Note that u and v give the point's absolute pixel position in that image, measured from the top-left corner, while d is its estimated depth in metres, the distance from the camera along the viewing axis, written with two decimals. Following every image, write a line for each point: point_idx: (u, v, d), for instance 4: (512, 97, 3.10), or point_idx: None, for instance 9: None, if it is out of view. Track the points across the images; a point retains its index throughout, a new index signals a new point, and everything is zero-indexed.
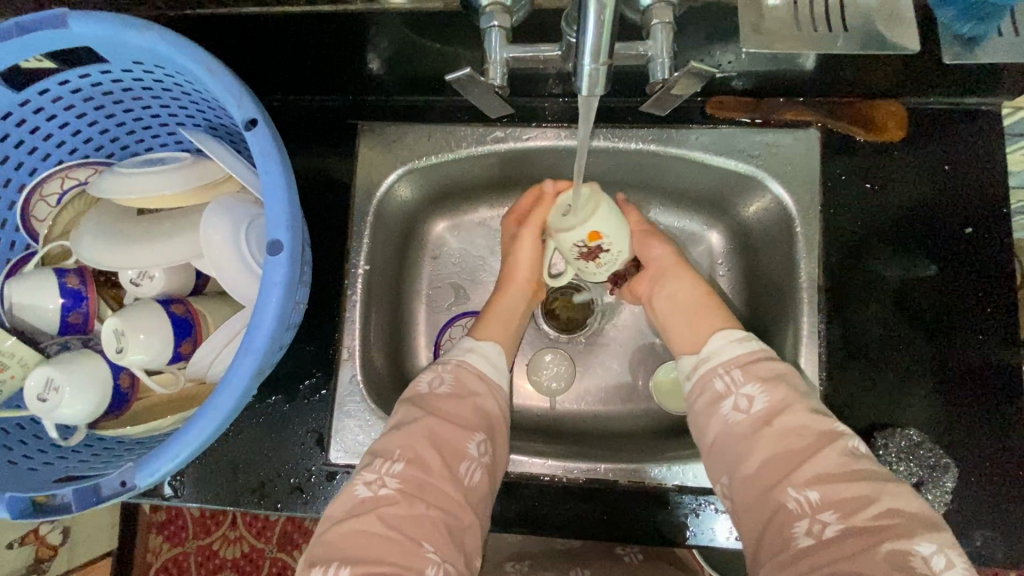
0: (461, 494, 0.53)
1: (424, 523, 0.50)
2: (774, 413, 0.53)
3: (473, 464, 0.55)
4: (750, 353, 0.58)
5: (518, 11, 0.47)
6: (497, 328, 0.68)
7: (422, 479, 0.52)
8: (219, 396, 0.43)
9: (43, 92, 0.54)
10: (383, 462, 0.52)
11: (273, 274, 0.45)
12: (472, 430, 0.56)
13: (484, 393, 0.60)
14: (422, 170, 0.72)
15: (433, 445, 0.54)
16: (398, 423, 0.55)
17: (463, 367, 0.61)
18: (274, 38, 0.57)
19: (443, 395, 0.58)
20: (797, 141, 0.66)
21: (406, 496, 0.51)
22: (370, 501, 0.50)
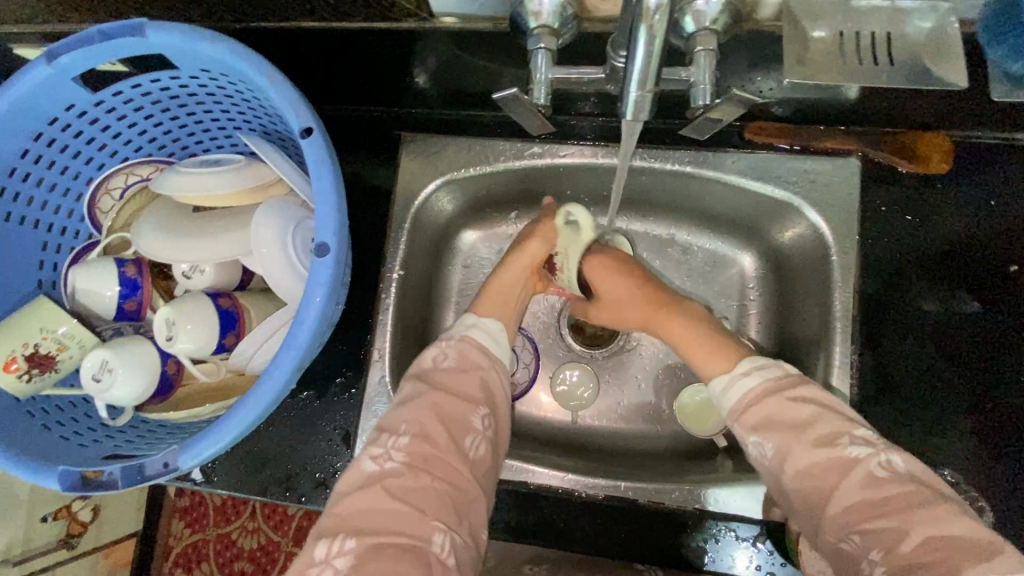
0: (469, 469, 0.53)
1: (428, 496, 0.50)
2: (783, 455, 0.51)
3: (478, 438, 0.56)
4: (753, 390, 0.55)
5: (564, 33, 0.49)
6: (497, 301, 0.68)
7: (429, 453, 0.52)
8: (262, 388, 0.45)
9: (116, 93, 0.58)
10: (389, 437, 0.53)
11: (319, 275, 0.47)
12: (475, 404, 0.57)
13: (486, 365, 0.61)
14: (460, 181, 0.74)
15: (440, 417, 0.55)
16: (405, 399, 0.57)
17: (467, 344, 0.62)
18: (330, 51, 0.60)
19: (448, 369, 0.59)
20: (837, 169, 0.66)
21: (412, 470, 0.51)
22: (374, 476, 0.50)
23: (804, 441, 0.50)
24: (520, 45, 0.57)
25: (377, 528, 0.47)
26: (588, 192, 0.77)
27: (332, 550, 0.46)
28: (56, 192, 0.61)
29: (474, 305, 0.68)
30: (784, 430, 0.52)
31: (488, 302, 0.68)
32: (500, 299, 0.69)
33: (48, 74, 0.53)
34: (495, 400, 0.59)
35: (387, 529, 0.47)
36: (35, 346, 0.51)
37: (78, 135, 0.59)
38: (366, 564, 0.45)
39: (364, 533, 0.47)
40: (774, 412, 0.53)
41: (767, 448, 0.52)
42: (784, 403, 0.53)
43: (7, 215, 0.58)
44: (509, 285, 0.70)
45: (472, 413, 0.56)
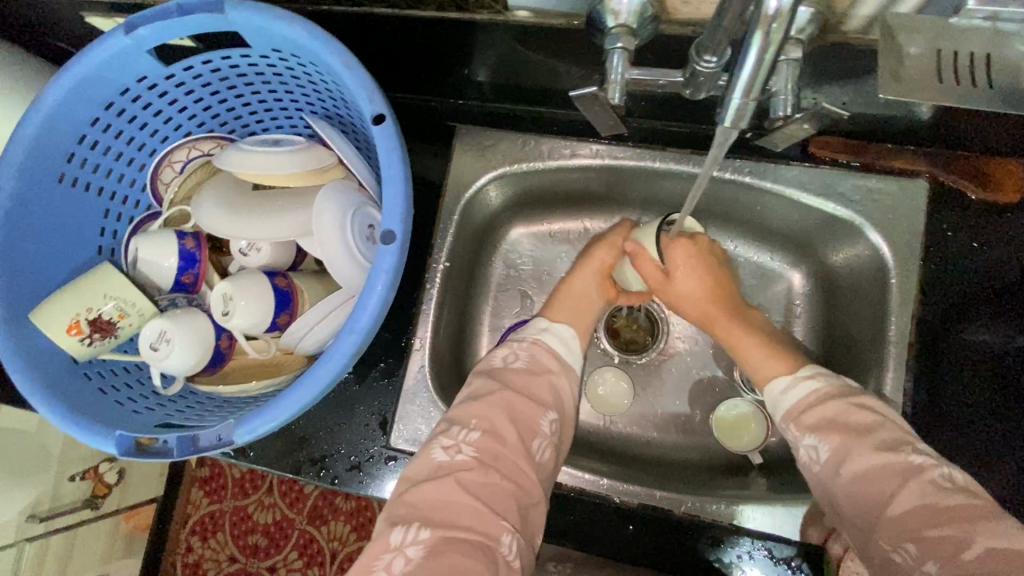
0: (533, 467, 0.52)
1: (496, 495, 0.49)
2: (842, 458, 0.49)
3: (544, 443, 0.54)
4: (810, 395, 0.54)
5: (641, 34, 0.49)
6: (572, 309, 0.66)
7: (497, 450, 0.51)
8: (320, 368, 0.46)
9: (187, 68, 0.59)
10: (460, 430, 0.52)
11: (383, 262, 0.47)
12: (543, 409, 0.55)
13: (557, 371, 0.59)
14: (512, 176, 0.73)
15: (511, 416, 0.53)
16: (475, 394, 0.55)
17: (539, 346, 0.60)
18: (399, 37, 0.61)
19: (519, 370, 0.58)
20: (904, 189, 0.64)
21: (481, 462, 0.50)
22: (445, 467, 0.50)
23: (866, 444, 0.48)
24: (589, 44, 0.56)
25: (448, 519, 0.46)
26: (637, 195, 0.76)
27: (407, 539, 0.45)
28: (121, 161, 0.62)
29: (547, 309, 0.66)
30: (845, 432, 0.50)
31: (561, 308, 0.66)
32: (575, 308, 0.66)
33: (126, 45, 0.53)
34: (566, 406, 0.58)
35: (456, 522, 0.46)
36: (98, 312, 0.52)
37: (146, 107, 0.60)
38: (437, 557, 0.44)
39: (437, 525, 0.46)
40: (837, 415, 0.51)
41: (822, 449, 0.50)
42: (850, 410, 0.51)
43: (74, 180, 0.59)
44: (585, 296, 0.67)
45: (540, 415, 0.55)
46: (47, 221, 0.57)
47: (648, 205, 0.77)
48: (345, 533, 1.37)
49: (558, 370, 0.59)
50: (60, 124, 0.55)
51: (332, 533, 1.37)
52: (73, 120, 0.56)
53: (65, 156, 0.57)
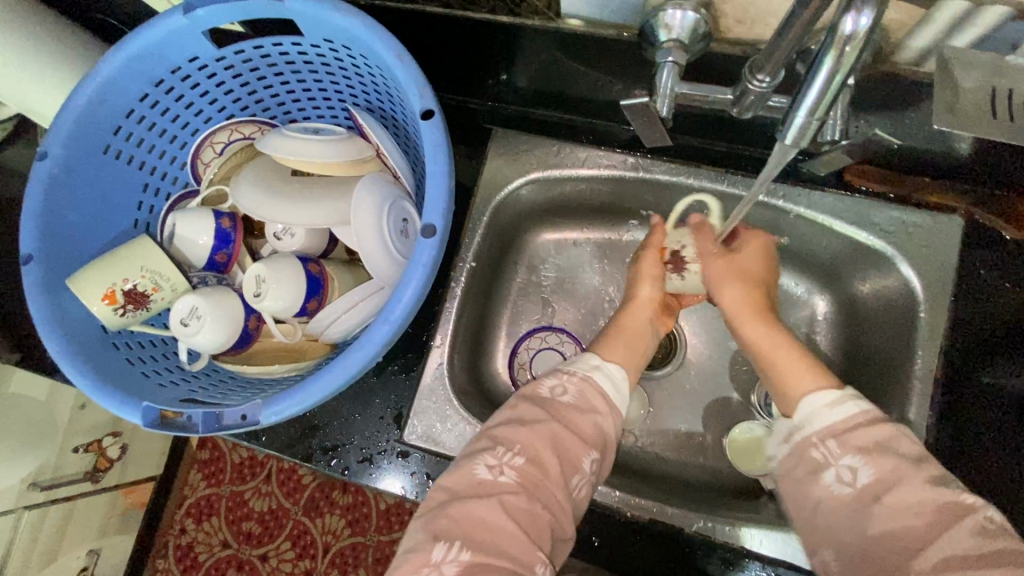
0: (569, 501, 0.51)
1: (537, 523, 0.47)
2: (886, 487, 0.44)
3: (583, 478, 0.52)
4: (858, 417, 0.48)
5: (692, 51, 0.49)
6: (625, 349, 0.61)
7: (540, 480, 0.49)
8: (352, 355, 0.46)
9: (238, 52, 0.59)
10: (504, 452, 0.50)
11: (421, 256, 0.48)
12: (589, 446, 0.53)
13: (604, 411, 0.56)
14: (545, 181, 0.74)
15: (556, 447, 0.51)
16: (520, 419, 0.53)
17: (588, 382, 0.56)
18: (447, 35, 0.62)
19: (566, 404, 0.54)
20: (937, 225, 0.64)
21: (524, 491, 0.48)
22: (485, 489, 0.48)
23: (918, 474, 0.43)
24: (636, 57, 0.57)
25: (490, 543, 0.45)
26: (666, 210, 0.76)
27: (444, 557, 0.44)
28: (164, 138, 0.63)
29: (600, 347, 0.61)
30: (897, 460, 0.45)
31: (613, 347, 0.61)
32: (626, 346, 0.61)
33: (182, 24, 0.54)
34: (606, 445, 0.55)
35: (498, 546, 0.45)
36: (134, 283, 0.53)
37: (194, 87, 0.61)
38: (479, 575, 0.43)
39: (478, 547, 0.45)
40: (884, 440, 0.46)
41: (863, 474, 0.45)
42: (899, 436, 0.47)
43: (117, 153, 0.59)
44: (636, 327, 0.63)
45: (583, 451, 0.52)
46: (89, 191, 0.57)
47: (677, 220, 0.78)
48: (340, 528, 1.36)
49: (605, 410, 0.56)
50: (111, 96, 0.56)
51: (326, 526, 1.37)
52: (123, 94, 0.57)
53: (111, 128, 0.58)
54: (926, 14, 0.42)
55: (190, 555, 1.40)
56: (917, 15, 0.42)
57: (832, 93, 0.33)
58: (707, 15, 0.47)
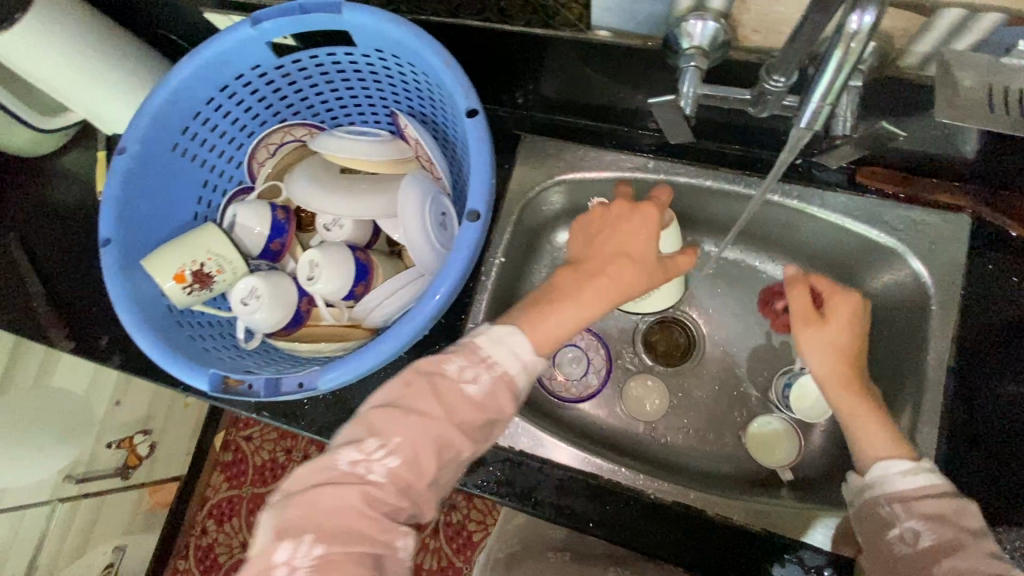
0: (432, 490, 0.49)
1: (400, 511, 0.47)
2: (945, 552, 0.47)
3: (458, 465, 0.51)
4: (927, 488, 0.51)
5: (712, 57, 0.54)
6: (557, 332, 0.54)
7: (411, 476, 0.48)
8: (401, 327, 0.51)
9: (296, 61, 0.66)
10: (373, 445, 0.48)
11: (466, 237, 0.53)
12: (472, 438, 0.50)
13: (508, 412, 0.51)
14: (571, 183, 0.79)
15: (437, 452, 0.48)
16: (400, 405, 0.49)
17: (503, 381, 0.51)
18: (485, 47, 0.68)
19: (469, 399, 0.49)
20: (947, 223, 0.67)
21: (395, 488, 0.47)
22: (346, 485, 0.46)
23: (981, 548, 0.46)
24: (660, 66, 0.62)
25: (350, 532, 0.45)
26: (685, 212, 0.81)
27: (294, 554, 0.44)
28: (224, 138, 0.69)
29: (524, 323, 0.54)
30: (957, 530, 0.48)
31: (545, 330, 0.54)
32: (562, 331, 0.55)
33: (249, 35, 0.60)
34: (494, 435, 0.52)
35: (361, 530, 0.45)
36: (201, 264, 0.58)
37: (254, 92, 0.67)
38: (333, 563, 0.44)
39: (335, 537, 0.45)
40: (951, 512, 0.49)
41: (925, 538, 0.48)
42: (964, 509, 0.49)
43: (184, 150, 0.65)
44: (591, 300, 0.56)
45: (463, 445, 0.50)
46: (157, 184, 0.63)
47: (694, 220, 0.82)
48: None
49: (505, 410, 0.51)
50: (182, 99, 0.62)
51: None
52: (192, 97, 0.63)
53: (179, 128, 0.64)
54: (926, 21, 0.46)
55: (210, 555, 1.43)
56: (917, 24, 0.46)
57: (838, 82, 0.37)
58: (726, 25, 0.52)
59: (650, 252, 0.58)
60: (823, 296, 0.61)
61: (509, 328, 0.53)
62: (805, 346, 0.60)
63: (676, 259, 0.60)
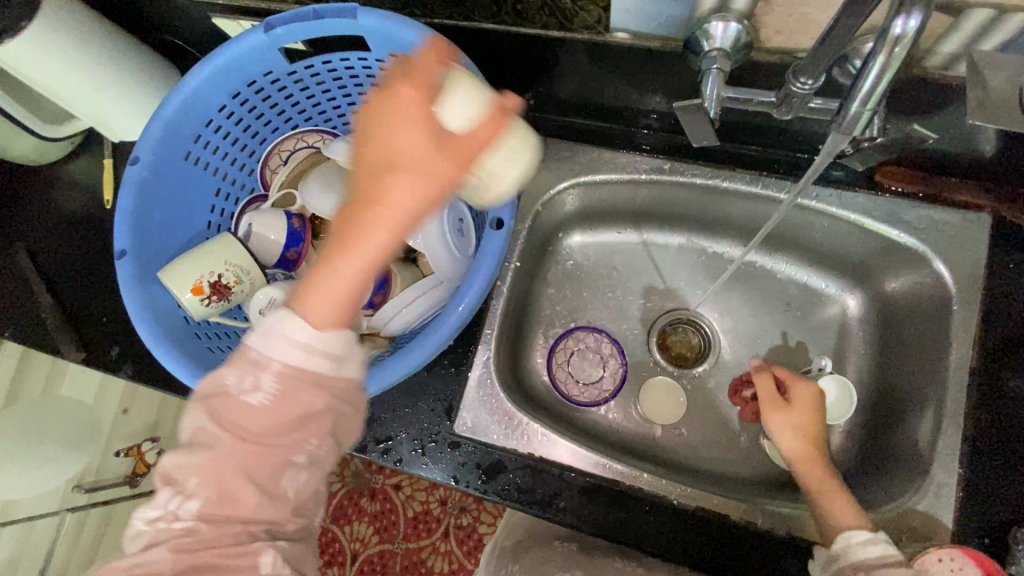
0: (272, 503, 0.44)
1: (240, 540, 0.42)
2: None
3: (300, 470, 0.45)
4: (885, 559, 0.54)
5: (734, 59, 0.54)
6: (342, 300, 0.45)
7: (231, 513, 0.42)
8: (433, 336, 0.54)
9: (308, 67, 0.65)
10: (174, 496, 0.42)
11: (491, 245, 0.55)
12: (293, 444, 0.44)
13: (320, 402, 0.44)
14: (587, 185, 0.78)
15: (247, 476, 0.42)
16: (194, 442, 0.43)
17: (294, 371, 0.43)
18: (499, 50, 0.67)
19: (257, 408, 0.43)
20: (967, 222, 0.67)
21: (209, 526, 0.42)
22: (160, 535, 0.42)
23: None
24: (677, 67, 0.62)
25: (185, 571, 0.41)
26: (699, 213, 0.80)
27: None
28: (236, 146, 0.68)
29: (303, 301, 0.45)
30: None
31: (324, 300, 0.45)
32: (346, 296, 0.46)
33: (262, 42, 0.59)
34: (332, 424, 0.46)
35: (195, 568, 0.41)
36: (219, 276, 0.57)
37: (266, 99, 0.67)
38: None
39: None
40: None
41: None
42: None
43: (196, 159, 0.64)
44: (353, 255, 0.45)
45: (289, 450, 0.44)
46: (171, 195, 0.62)
47: (707, 221, 0.81)
48: (368, 535, 1.36)
49: (316, 400, 0.44)
50: (194, 108, 0.61)
51: (354, 534, 1.37)
52: (205, 105, 0.62)
53: (192, 137, 0.63)
54: (953, 22, 0.46)
55: None
56: (944, 24, 0.46)
57: (879, 89, 0.37)
58: (748, 27, 0.51)
59: (425, 143, 0.43)
60: (786, 383, 0.69)
61: (284, 309, 0.44)
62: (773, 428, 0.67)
63: (465, 138, 0.44)
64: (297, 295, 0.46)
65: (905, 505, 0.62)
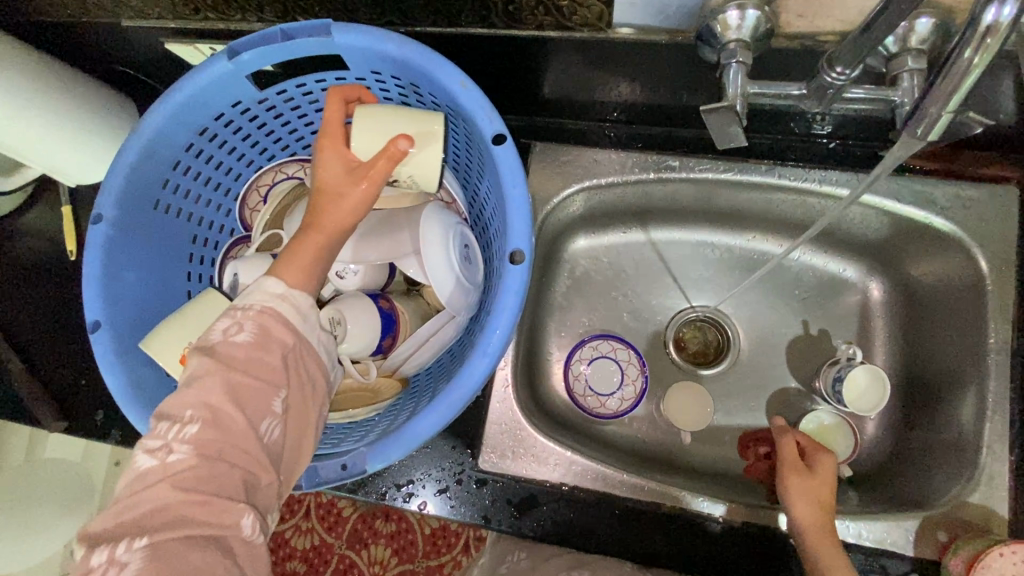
0: (260, 449, 0.39)
1: (226, 487, 0.37)
2: None
3: (277, 421, 0.41)
4: None
5: (754, 48, 0.49)
6: (309, 263, 0.46)
7: (220, 444, 0.37)
8: (454, 391, 0.48)
9: (280, 92, 0.59)
10: (169, 427, 0.38)
11: (511, 281, 0.50)
12: (274, 384, 0.41)
13: (295, 345, 0.43)
14: (594, 189, 0.73)
15: (233, 403, 0.39)
16: (188, 378, 0.39)
17: (270, 315, 0.42)
18: (488, 55, 0.61)
19: (241, 344, 0.41)
20: (995, 197, 0.64)
21: (202, 460, 0.37)
22: (150, 475, 0.36)
23: None
24: (687, 58, 0.56)
25: (172, 518, 0.35)
26: (710, 207, 0.76)
27: (111, 557, 0.34)
28: (209, 186, 0.62)
29: (280, 267, 0.45)
30: None
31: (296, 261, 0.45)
32: (318, 259, 0.46)
33: (227, 70, 0.53)
34: (305, 379, 0.43)
35: (185, 516, 0.35)
36: None
37: (237, 131, 0.60)
38: (164, 556, 0.34)
39: (156, 526, 0.35)
40: None
41: None
42: None
43: (166, 207, 0.58)
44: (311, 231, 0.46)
45: (270, 392, 0.40)
46: (144, 250, 0.56)
47: (718, 214, 0.77)
48: (386, 558, 1.17)
49: (293, 344, 0.43)
50: (159, 150, 0.55)
51: (372, 558, 1.18)
52: (171, 145, 0.56)
53: (159, 183, 0.57)
54: None
55: None
56: None
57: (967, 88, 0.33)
58: (768, 13, 0.47)
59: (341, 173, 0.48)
60: (809, 450, 0.63)
61: (262, 279, 0.45)
62: (789, 493, 0.59)
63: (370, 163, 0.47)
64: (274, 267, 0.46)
65: (958, 497, 0.61)
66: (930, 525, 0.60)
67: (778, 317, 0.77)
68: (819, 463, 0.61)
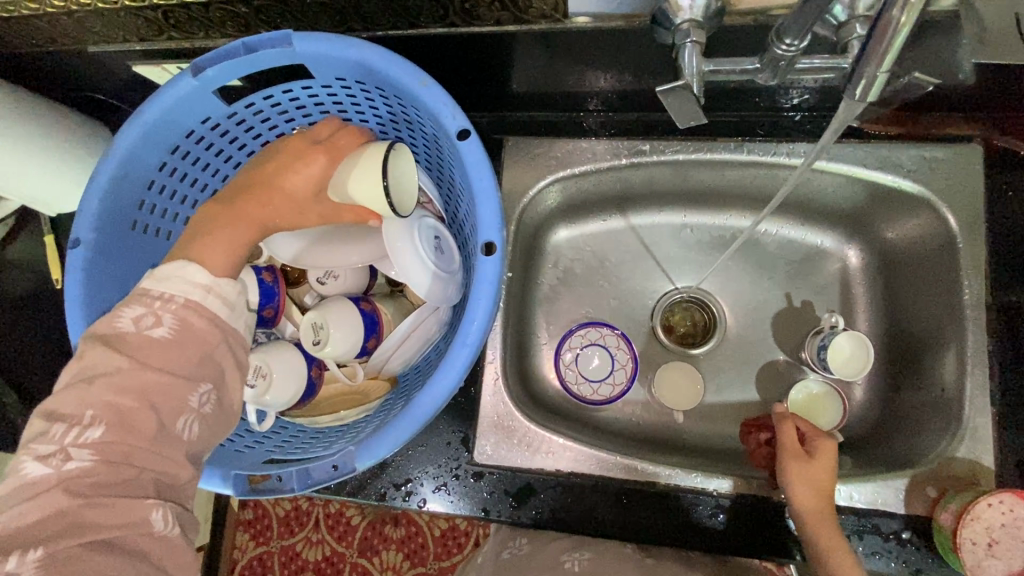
0: (168, 448, 0.40)
1: (132, 489, 0.38)
2: None
3: (194, 417, 0.42)
4: None
5: (707, 27, 0.49)
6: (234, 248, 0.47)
7: (123, 446, 0.38)
8: (438, 385, 0.49)
9: (248, 105, 0.60)
10: (66, 430, 0.37)
11: (486, 272, 0.51)
12: (192, 380, 0.42)
13: (216, 342, 0.44)
14: (568, 179, 0.74)
15: (146, 404, 0.39)
16: (90, 374, 0.39)
17: (191, 307, 0.43)
18: (451, 54, 0.62)
19: (155, 341, 0.41)
20: (958, 156, 0.66)
21: (105, 465, 0.37)
22: (42, 482, 0.36)
23: None
24: (645, 43, 0.57)
25: (67, 524, 0.35)
26: (685, 188, 0.77)
27: None
28: (186, 204, 0.63)
29: (198, 252, 0.46)
30: None
31: (216, 249, 0.47)
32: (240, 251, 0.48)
33: (192, 87, 0.54)
34: (225, 372, 0.44)
35: (83, 520, 0.36)
36: None
37: (208, 147, 0.61)
38: (63, 560, 0.34)
39: (53, 535, 0.35)
40: None
41: None
42: None
43: (145, 227, 0.59)
44: (244, 221, 0.48)
45: (184, 389, 0.41)
46: (125, 271, 0.57)
47: (694, 195, 0.78)
48: (398, 562, 1.18)
49: (215, 340, 0.43)
50: (132, 171, 0.56)
51: (384, 563, 1.18)
52: (143, 166, 0.57)
53: (135, 203, 0.57)
54: None
55: None
56: None
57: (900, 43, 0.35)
58: None
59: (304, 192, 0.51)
60: (810, 437, 0.64)
61: (183, 263, 0.45)
62: (791, 479, 0.59)
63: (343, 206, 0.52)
64: (191, 248, 0.46)
65: (943, 454, 0.62)
66: (921, 482, 0.61)
67: (759, 288, 0.78)
68: (823, 448, 0.61)
